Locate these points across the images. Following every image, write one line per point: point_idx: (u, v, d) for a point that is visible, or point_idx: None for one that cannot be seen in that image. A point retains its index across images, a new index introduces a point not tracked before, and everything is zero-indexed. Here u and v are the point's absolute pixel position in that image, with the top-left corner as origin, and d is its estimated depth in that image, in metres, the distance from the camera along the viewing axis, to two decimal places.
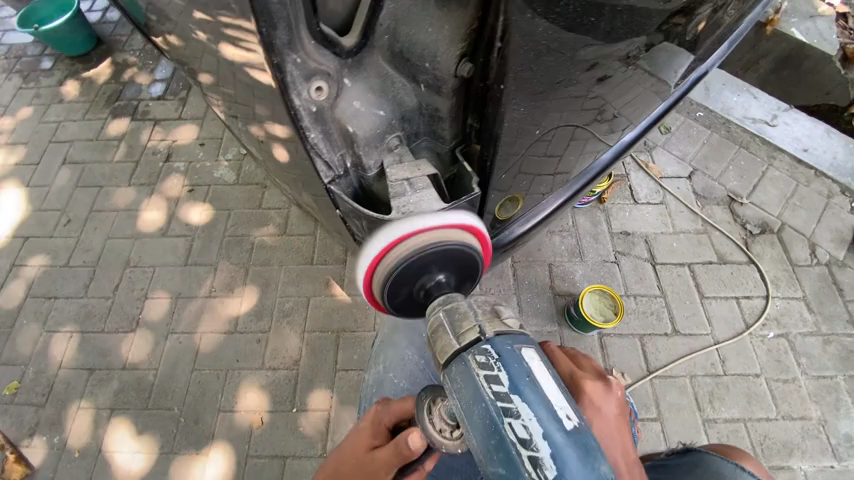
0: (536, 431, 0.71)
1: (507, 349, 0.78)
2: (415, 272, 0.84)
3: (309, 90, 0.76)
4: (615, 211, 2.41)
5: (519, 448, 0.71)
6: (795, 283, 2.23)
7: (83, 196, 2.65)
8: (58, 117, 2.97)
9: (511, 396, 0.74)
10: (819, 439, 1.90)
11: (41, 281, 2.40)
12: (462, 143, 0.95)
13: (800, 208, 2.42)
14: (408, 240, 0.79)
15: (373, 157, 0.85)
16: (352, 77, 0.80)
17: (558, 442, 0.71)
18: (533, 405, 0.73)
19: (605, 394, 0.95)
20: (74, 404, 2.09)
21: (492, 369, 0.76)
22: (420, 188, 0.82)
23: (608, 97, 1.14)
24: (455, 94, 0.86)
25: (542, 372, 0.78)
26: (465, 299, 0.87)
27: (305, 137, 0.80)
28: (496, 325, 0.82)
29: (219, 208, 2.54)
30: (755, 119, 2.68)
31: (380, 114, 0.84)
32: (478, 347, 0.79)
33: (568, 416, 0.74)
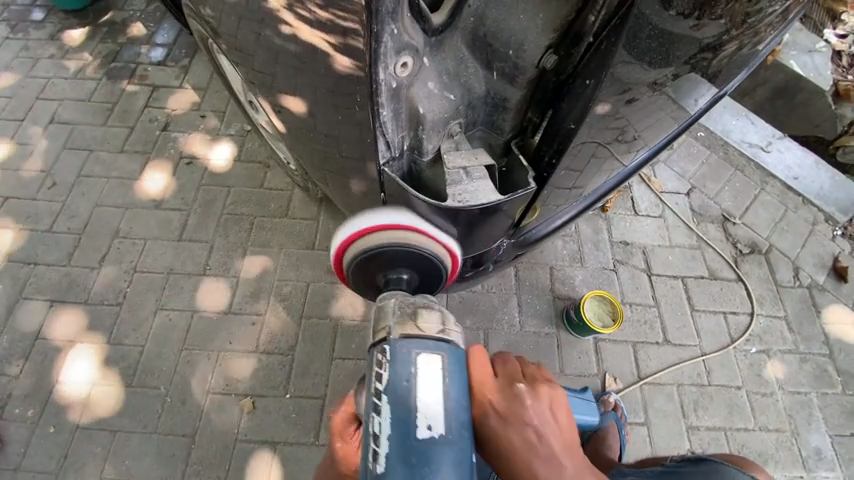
0: (389, 432, 0.82)
1: (401, 353, 0.85)
2: (377, 263, 0.97)
3: (395, 65, 0.84)
4: (617, 220, 2.46)
5: (373, 438, 0.83)
6: (778, 303, 2.35)
7: (72, 159, 2.51)
8: (47, 73, 2.79)
9: (382, 395, 0.84)
10: (791, 451, 2.02)
11: (20, 246, 2.26)
12: (518, 137, 1.03)
13: (787, 232, 2.54)
14: (369, 235, 0.96)
15: (433, 142, 0.95)
16: (431, 57, 0.89)
17: (409, 448, 0.80)
18: (397, 412, 0.82)
19: (521, 405, 0.93)
20: (52, 376, 1.98)
21: (382, 369, 0.86)
22: (477, 177, 0.96)
23: (631, 119, 1.15)
24: (527, 86, 0.95)
25: (427, 380, 0.84)
26: (394, 299, 0.94)
27: (378, 112, 0.87)
28: (407, 327, 0.88)
29: (218, 183, 2.45)
30: (751, 143, 2.79)
31: (450, 98, 0.93)
32: (380, 344, 0.88)
33: (432, 428, 0.82)
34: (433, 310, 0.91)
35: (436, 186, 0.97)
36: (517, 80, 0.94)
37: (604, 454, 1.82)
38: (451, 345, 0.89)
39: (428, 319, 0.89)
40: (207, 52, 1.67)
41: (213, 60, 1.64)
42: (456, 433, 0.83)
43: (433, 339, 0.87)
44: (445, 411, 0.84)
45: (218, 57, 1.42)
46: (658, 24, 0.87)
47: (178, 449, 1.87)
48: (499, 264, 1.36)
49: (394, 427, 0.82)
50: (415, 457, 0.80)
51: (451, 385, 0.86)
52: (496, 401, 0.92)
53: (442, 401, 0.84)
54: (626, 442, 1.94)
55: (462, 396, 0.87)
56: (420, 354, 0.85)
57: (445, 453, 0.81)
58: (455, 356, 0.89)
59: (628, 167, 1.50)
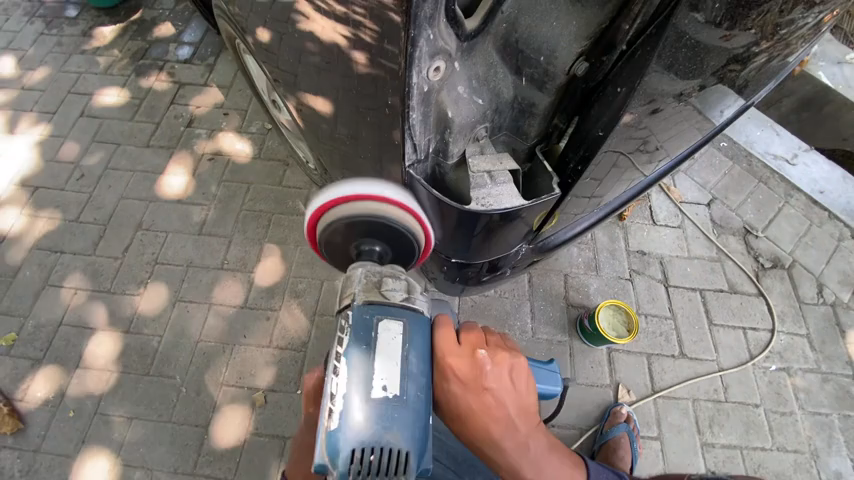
0: (345, 392, 0.92)
1: (363, 318, 0.95)
2: (347, 234, 1.03)
3: (428, 69, 0.84)
4: (635, 229, 2.43)
5: (328, 398, 0.93)
6: (800, 320, 2.28)
7: (100, 152, 2.59)
8: (79, 68, 2.90)
9: (342, 358, 0.93)
10: (810, 473, 1.95)
11: (48, 234, 2.35)
12: (543, 142, 1.04)
13: (811, 247, 2.47)
14: (330, 210, 1.00)
15: (458, 145, 0.96)
16: (462, 62, 0.88)
17: (366, 406, 0.92)
18: (355, 373, 0.93)
19: (482, 373, 1.05)
20: (73, 361, 2.05)
21: (344, 333, 0.96)
22: (501, 181, 0.97)
23: (655, 130, 1.14)
24: (556, 93, 0.96)
25: (389, 344, 0.95)
26: (361, 267, 1.03)
27: (408, 115, 0.87)
28: (372, 294, 0.99)
29: (238, 180, 2.50)
30: (776, 155, 2.72)
31: (478, 102, 0.94)
32: (344, 312, 0.98)
33: (387, 389, 0.93)
34: (398, 279, 1.03)
35: (460, 189, 0.98)
36: (546, 86, 0.95)
37: (614, 465, 1.82)
38: (414, 316, 1.00)
39: (394, 287, 1.00)
40: (233, 52, 1.71)
41: (239, 60, 1.68)
42: (409, 396, 0.95)
43: (397, 304, 0.99)
44: (401, 375, 0.95)
45: (245, 57, 1.46)
46: (689, 36, 0.84)
47: (191, 438, 1.90)
48: (515, 270, 1.35)
49: (354, 385, 0.92)
50: (369, 415, 0.91)
51: (409, 352, 0.97)
52: (461, 367, 1.04)
53: (399, 364, 0.95)
54: (638, 456, 1.90)
55: (422, 362, 0.99)
56: (381, 323, 0.96)
57: (398, 411, 0.93)
58: (417, 325, 1.00)
59: (649, 177, 1.48)
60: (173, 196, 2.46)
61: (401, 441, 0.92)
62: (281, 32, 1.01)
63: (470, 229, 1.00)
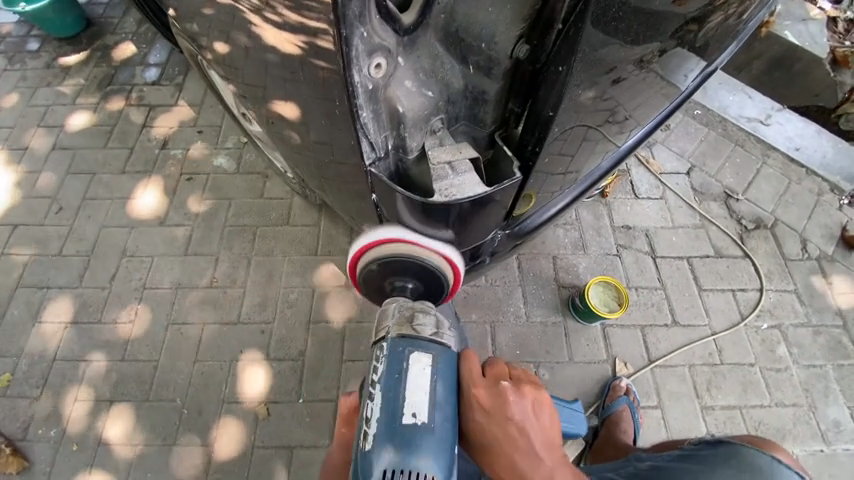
0: (379, 419, 0.95)
1: (397, 349, 0.99)
2: (384, 273, 1.06)
3: (369, 67, 0.85)
4: (618, 204, 2.45)
5: (365, 424, 0.96)
6: (787, 277, 2.32)
7: (76, 183, 2.56)
8: (46, 101, 2.85)
9: (375, 386, 0.97)
10: (810, 425, 1.99)
11: (32, 271, 2.32)
12: (501, 128, 1.04)
13: (791, 204, 2.51)
14: (361, 256, 1.05)
15: (416, 139, 0.96)
16: (405, 56, 0.89)
17: (396, 436, 0.93)
18: (388, 399, 0.96)
19: (503, 404, 1.02)
20: (71, 395, 2.03)
21: (379, 363, 0.99)
22: (463, 171, 0.96)
23: (620, 100, 1.17)
24: (503, 78, 0.96)
25: (418, 379, 0.97)
26: (394, 302, 1.07)
27: (358, 115, 0.88)
28: (403, 328, 1.01)
29: (219, 197, 2.48)
30: (750, 117, 2.75)
31: (428, 95, 0.95)
32: (378, 344, 1.02)
33: (417, 416, 0.95)
34: (429, 313, 1.05)
35: (425, 182, 0.98)
36: (493, 71, 0.95)
37: (618, 437, 1.84)
38: (442, 351, 1.01)
39: (423, 322, 1.02)
40: (197, 69, 1.69)
41: (204, 76, 1.67)
42: (436, 423, 0.96)
43: (428, 338, 1.01)
44: (428, 406, 0.96)
45: (208, 73, 1.45)
46: (639, 6, 0.89)
47: (198, 459, 1.90)
48: (498, 254, 1.36)
49: (385, 413, 0.95)
50: (399, 447, 0.93)
51: (437, 381, 0.98)
52: (483, 397, 1.02)
53: (429, 393, 0.97)
54: (640, 426, 1.93)
55: (449, 394, 1.00)
56: (413, 356, 0.98)
57: (427, 443, 0.94)
58: (445, 357, 1.01)
59: (624, 147, 1.50)
60: (148, 213, 2.45)
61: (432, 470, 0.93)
62: (241, 47, 1.00)
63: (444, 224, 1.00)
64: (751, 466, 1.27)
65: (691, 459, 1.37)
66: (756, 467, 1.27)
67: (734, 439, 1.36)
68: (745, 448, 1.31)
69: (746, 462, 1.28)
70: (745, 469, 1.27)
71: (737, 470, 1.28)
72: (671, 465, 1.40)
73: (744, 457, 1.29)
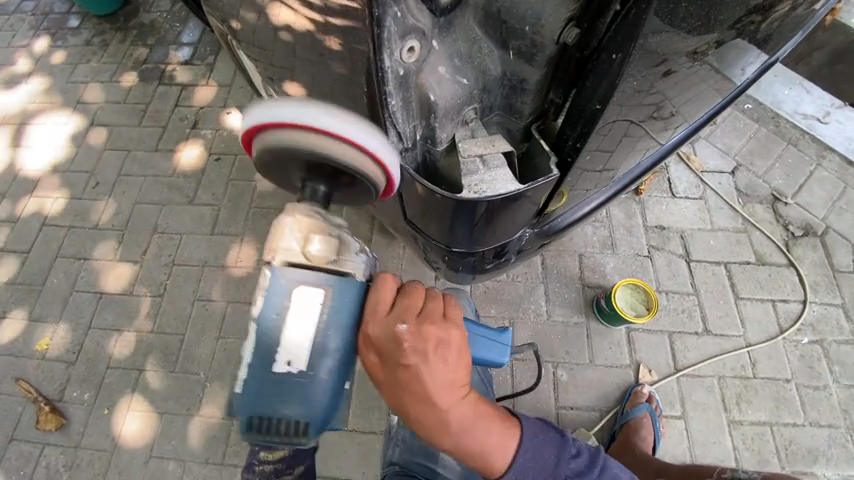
0: (250, 361, 0.91)
1: (279, 283, 0.89)
2: (290, 162, 0.88)
3: (401, 51, 0.79)
4: (653, 203, 2.32)
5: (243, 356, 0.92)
6: (835, 290, 2.14)
7: (112, 159, 2.65)
8: (86, 78, 2.94)
9: (252, 324, 0.90)
10: (846, 448, 1.86)
11: (71, 242, 2.44)
12: (538, 120, 0.98)
13: (846, 211, 2.31)
14: (262, 130, 0.84)
15: (446, 131, 0.91)
16: (441, 38, 0.84)
17: (269, 378, 0.90)
18: (261, 343, 0.90)
19: (398, 343, 0.93)
20: (104, 362, 2.15)
21: (258, 296, 0.90)
22: (494, 167, 0.91)
23: (669, 93, 1.09)
24: (547, 64, 0.89)
25: (304, 316, 0.89)
26: (300, 211, 0.91)
27: (386, 102, 0.83)
28: (290, 256, 0.90)
29: (246, 179, 2.52)
30: (806, 114, 2.53)
31: (463, 83, 0.89)
32: (263, 272, 0.90)
33: (290, 364, 0.90)
34: (327, 238, 0.91)
35: (452, 176, 0.93)
36: (535, 58, 0.88)
37: (638, 446, 1.78)
38: (339, 285, 0.92)
39: (318, 247, 0.90)
40: (228, 49, 1.69)
41: (235, 57, 1.67)
42: (315, 371, 0.90)
43: (320, 272, 0.91)
44: (308, 351, 0.90)
45: (238, 53, 1.44)
46: None
47: (219, 431, 1.98)
48: (523, 253, 1.31)
49: (257, 355, 0.90)
50: (270, 385, 0.91)
51: (323, 327, 0.91)
52: (378, 332, 0.93)
53: (309, 339, 0.90)
54: (660, 436, 1.85)
55: (340, 331, 0.92)
56: (294, 294, 0.89)
57: (300, 385, 0.90)
58: (337, 298, 0.91)
59: (666, 145, 1.39)
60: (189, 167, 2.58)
61: (302, 413, 0.92)
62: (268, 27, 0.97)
63: (471, 220, 0.96)
64: None
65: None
66: None
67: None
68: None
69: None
70: None
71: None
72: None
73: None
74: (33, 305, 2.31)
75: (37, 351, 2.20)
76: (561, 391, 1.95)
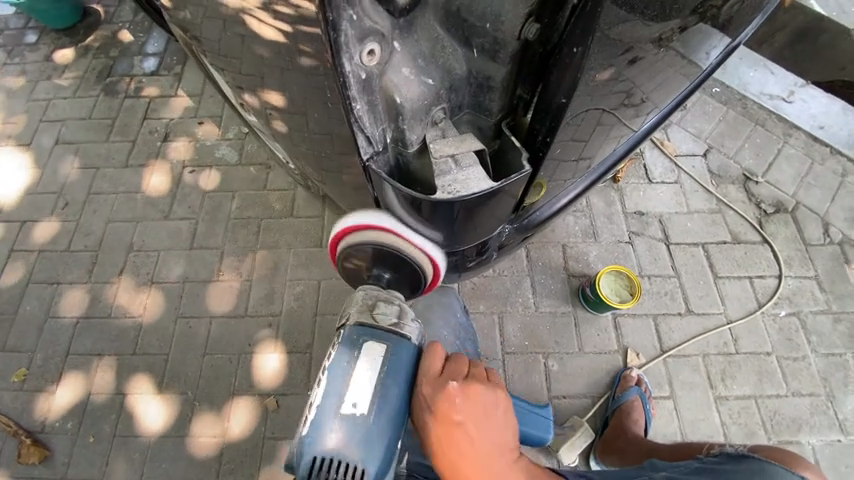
0: (320, 401, 1.00)
1: (352, 334, 1.02)
2: (365, 257, 1.06)
3: (360, 54, 0.78)
4: (630, 190, 2.36)
5: (310, 401, 1.03)
6: (808, 263, 2.23)
7: (80, 178, 2.55)
8: (47, 95, 2.82)
9: (323, 369, 1.02)
10: (827, 415, 1.93)
11: (42, 267, 2.34)
12: (509, 116, 0.98)
13: (814, 187, 2.40)
14: (347, 230, 1.02)
15: (416, 132, 0.91)
16: (401, 40, 0.84)
17: (333, 421, 0.99)
18: (331, 386, 1.00)
19: (448, 403, 1.02)
20: (85, 388, 2.07)
21: (334, 346, 1.04)
22: (466, 165, 0.91)
23: (637, 80, 1.10)
24: (512, 62, 0.89)
25: (365, 367, 1.00)
26: (363, 290, 1.08)
27: (352, 107, 0.82)
28: (362, 315, 1.05)
29: (223, 189, 2.46)
30: (772, 95, 2.61)
31: (429, 83, 0.89)
32: (338, 331, 1.05)
33: (355, 406, 0.99)
34: (392, 304, 1.07)
35: (426, 177, 0.93)
36: (499, 55, 0.89)
37: (629, 429, 1.80)
38: (398, 343, 1.03)
39: (386, 311, 1.05)
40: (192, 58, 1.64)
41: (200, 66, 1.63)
42: (375, 416, 0.99)
43: (385, 329, 1.03)
44: (371, 397, 1.00)
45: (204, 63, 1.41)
46: None
47: (211, 449, 1.93)
48: (505, 247, 1.32)
49: (326, 396, 1.00)
50: (334, 426, 0.98)
51: (385, 377, 1.01)
52: (429, 391, 1.03)
53: (373, 386, 1.00)
54: (652, 417, 1.89)
55: (395, 384, 1.02)
56: (365, 344, 1.01)
57: (361, 429, 0.98)
58: (397, 351, 1.03)
59: (640, 131, 1.42)
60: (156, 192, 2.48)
61: (361, 460, 0.98)
62: (235, 35, 0.94)
63: (449, 219, 0.96)
64: None
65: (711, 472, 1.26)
66: None
67: (757, 454, 1.27)
68: (774, 466, 1.21)
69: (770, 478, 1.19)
70: None
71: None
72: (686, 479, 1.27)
73: (768, 473, 1.20)
74: (6, 335, 2.21)
75: (13, 382, 2.11)
76: (553, 381, 1.97)
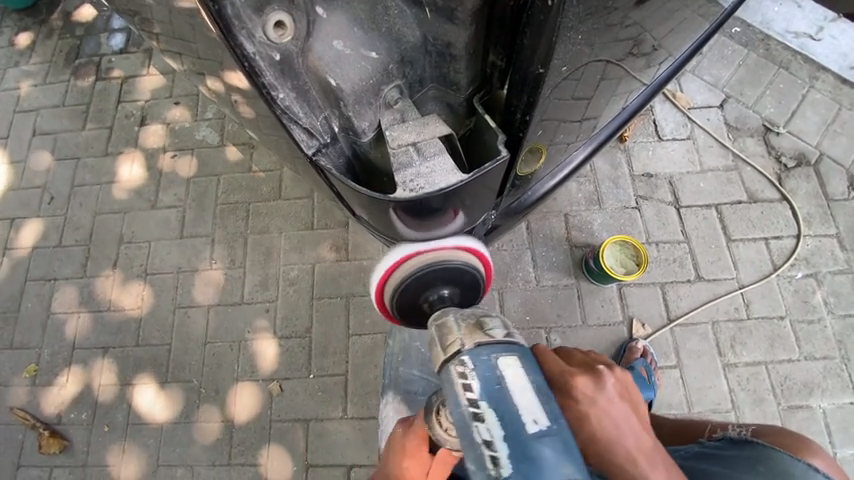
0: (501, 432, 0.71)
1: (483, 357, 0.79)
2: (422, 286, 0.91)
3: (265, 30, 0.68)
4: (638, 150, 2.19)
5: (484, 450, 0.71)
6: (829, 220, 2.08)
7: (62, 170, 2.46)
8: (17, 82, 2.67)
9: (480, 403, 0.75)
10: (841, 378, 1.88)
11: (37, 264, 2.32)
12: (480, 91, 0.86)
13: (840, 135, 2.20)
14: (408, 262, 0.88)
15: (366, 118, 0.79)
16: (326, 7, 0.73)
17: (524, 449, 0.68)
18: (498, 409, 0.73)
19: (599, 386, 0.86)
20: (95, 380, 2.11)
21: (467, 378, 0.78)
22: (432, 154, 0.77)
23: (647, 24, 0.99)
24: (474, 22, 0.76)
25: (518, 378, 0.76)
26: (451, 313, 0.89)
27: (273, 98, 0.72)
28: (477, 336, 0.83)
29: (207, 174, 2.36)
30: (797, 33, 2.36)
31: (372, 56, 0.78)
32: (457, 358, 0.80)
33: (539, 421, 0.71)
34: (494, 316, 0.88)
35: (387, 168, 0.81)
36: (457, 14, 0.75)
37: None
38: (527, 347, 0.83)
39: (494, 324, 0.84)
40: None
41: None
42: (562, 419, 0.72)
43: (504, 341, 0.81)
44: (541, 398, 0.74)
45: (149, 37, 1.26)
46: None
47: (222, 434, 1.98)
48: (497, 232, 1.22)
49: (502, 426, 0.71)
50: (532, 454, 0.67)
51: (539, 380, 0.77)
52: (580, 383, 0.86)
53: (536, 393, 0.75)
54: (657, 388, 1.86)
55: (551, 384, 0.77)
56: (502, 359, 0.78)
57: (557, 444, 0.69)
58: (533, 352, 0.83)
59: (653, 84, 1.30)
60: (137, 186, 2.39)
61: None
62: (176, 11, 0.80)
63: (415, 213, 0.82)
64: (780, 470, 1.14)
65: (713, 460, 1.23)
66: (786, 472, 1.13)
67: (762, 441, 1.22)
68: (779, 453, 1.17)
69: (775, 467, 1.15)
70: (774, 473, 1.14)
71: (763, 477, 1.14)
72: (688, 465, 1.25)
73: (771, 460, 1.16)
74: (12, 333, 2.23)
75: (25, 378, 2.16)
76: None
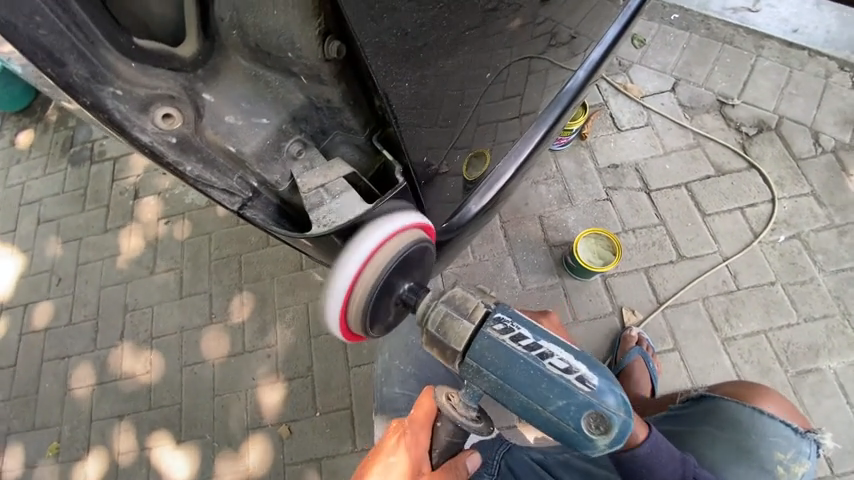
0: (568, 354, 0.85)
1: (511, 309, 0.88)
2: (402, 267, 0.89)
3: (154, 121, 0.80)
4: (600, 143, 2.26)
5: (567, 377, 0.83)
6: (801, 180, 2.10)
7: (66, 251, 2.62)
8: (21, 178, 2.90)
9: (541, 341, 0.85)
10: (846, 334, 1.85)
11: (51, 344, 2.43)
12: (378, 130, 0.94)
13: (796, 96, 2.25)
14: (398, 238, 0.86)
15: (277, 172, 0.89)
16: (210, 90, 0.85)
17: (590, 359, 0.87)
18: (554, 341, 0.86)
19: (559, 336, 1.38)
20: (112, 449, 2.17)
21: (512, 330, 0.85)
22: (338, 192, 0.84)
23: (557, 18, 1.24)
24: (339, 79, 0.86)
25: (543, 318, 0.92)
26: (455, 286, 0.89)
27: (182, 171, 0.82)
28: (489, 297, 0.91)
29: (198, 233, 2.49)
30: (735, 7, 2.45)
31: (263, 121, 0.88)
32: (491, 319, 0.85)
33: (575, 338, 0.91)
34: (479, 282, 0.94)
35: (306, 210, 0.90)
36: (324, 78, 0.85)
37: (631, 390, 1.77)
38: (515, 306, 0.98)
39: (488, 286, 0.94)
40: None
41: None
42: None
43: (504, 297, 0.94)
44: None
45: None
46: None
47: None
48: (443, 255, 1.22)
49: (567, 350, 0.86)
50: (593, 359, 0.88)
51: None
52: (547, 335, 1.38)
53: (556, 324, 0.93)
54: (658, 375, 1.84)
55: None
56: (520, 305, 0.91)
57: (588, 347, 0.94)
58: None
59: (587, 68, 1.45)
60: (135, 256, 2.53)
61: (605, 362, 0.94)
62: None
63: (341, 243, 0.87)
64: (733, 418, 1.40)
65: (683, 420, 1.47)
66: (735, 417, 1.40)
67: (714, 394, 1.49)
68: (727, 401, 1.43)
69: (726, 416, 1.41)
70: (724, 422, 1.40)
71: (715, 424, 1.40)
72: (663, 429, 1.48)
73: (722, 409, 1.42)
74: (33, 415, 2.32)
75: (48, 457, 2.22)
76: None
